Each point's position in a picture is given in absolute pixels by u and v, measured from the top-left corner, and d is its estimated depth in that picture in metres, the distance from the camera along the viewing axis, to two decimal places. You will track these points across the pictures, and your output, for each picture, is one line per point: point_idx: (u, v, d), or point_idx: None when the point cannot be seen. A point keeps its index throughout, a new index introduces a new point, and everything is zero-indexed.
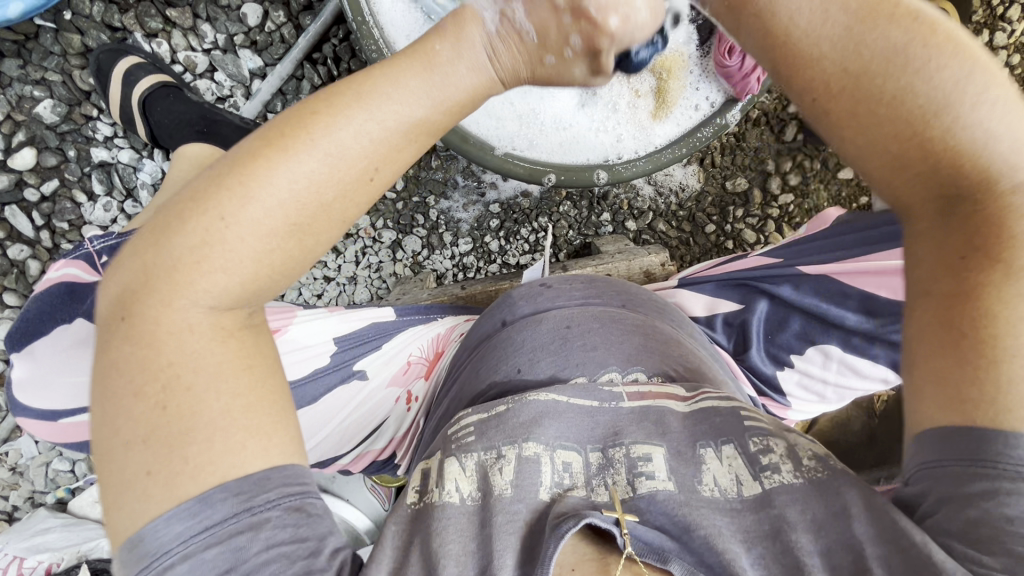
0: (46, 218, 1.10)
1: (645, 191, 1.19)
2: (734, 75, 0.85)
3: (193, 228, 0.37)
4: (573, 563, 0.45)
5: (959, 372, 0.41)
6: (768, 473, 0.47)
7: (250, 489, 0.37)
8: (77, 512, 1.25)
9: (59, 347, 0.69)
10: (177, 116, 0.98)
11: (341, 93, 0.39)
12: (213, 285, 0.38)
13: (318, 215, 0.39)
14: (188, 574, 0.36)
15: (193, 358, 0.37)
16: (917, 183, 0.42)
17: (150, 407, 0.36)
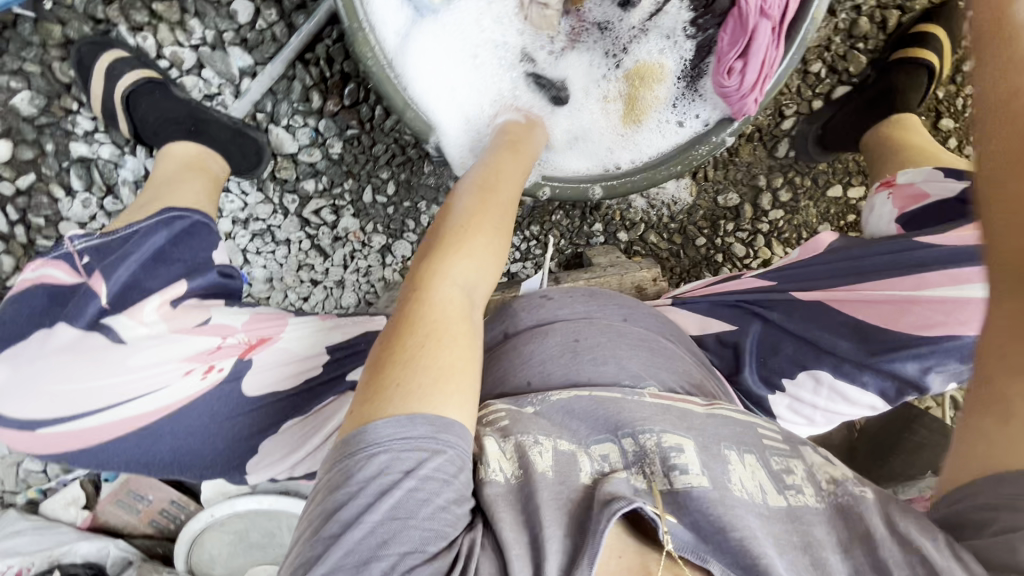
0: (22, 212, 1.07)
1: (638, 203, 1.19)
2: (732, 95, 0.85)
3: (450, 241, 0.60)
4: (620, 551, 0.49)
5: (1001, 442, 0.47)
6: (791, 492, 0.53)
7: (441, 424, 0.48)
8: (48, 514, 1.22)
9: (41, 352, 0.66)
10: (164, 115, 0.96)
11: (496, 172, 0.73)
12: (464, 266, 0.58)
13: (501, 228, 0.65)
14: (384, 466, 0.46)
15: (446, 318, 0.54)
16: (1008, 291, 0.48)
17: (408, 346, 0.52)
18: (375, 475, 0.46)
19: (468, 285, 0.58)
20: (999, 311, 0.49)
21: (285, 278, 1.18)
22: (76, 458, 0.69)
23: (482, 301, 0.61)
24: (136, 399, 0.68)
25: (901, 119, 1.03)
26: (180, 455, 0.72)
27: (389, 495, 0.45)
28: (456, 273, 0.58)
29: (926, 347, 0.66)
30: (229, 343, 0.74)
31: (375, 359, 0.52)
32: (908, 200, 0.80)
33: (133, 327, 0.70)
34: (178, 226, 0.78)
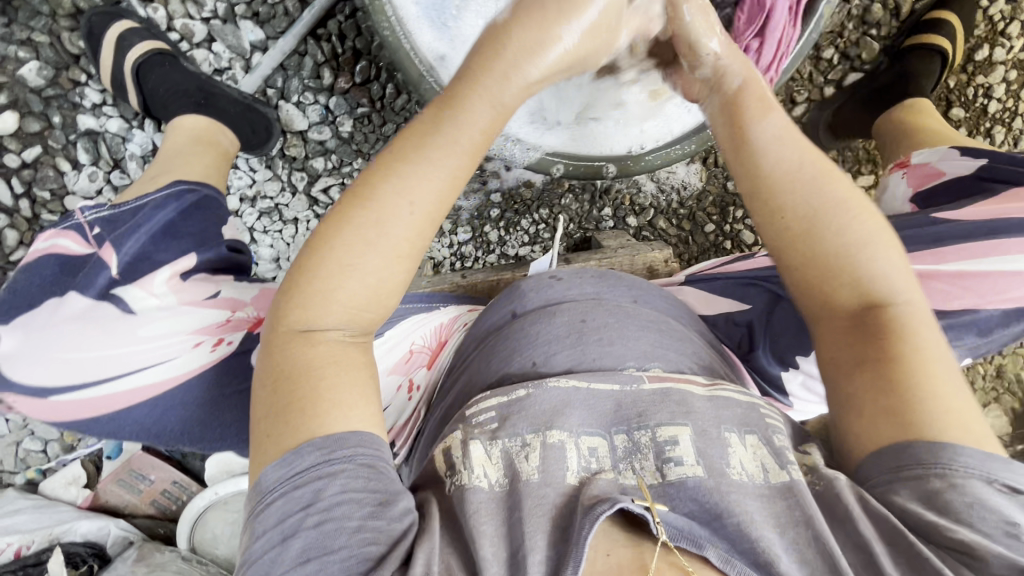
0: (27, 185, 1.06)
1: (647, 188, 1.19)
2: None
3: (308, 279, 0.53)
4: (608, 548, 0.48)
5: (899, 409, 0.52)
6: (791, 467, 0.54)
7: (333, 445, 0.49)
8: (49, 493, 1.20)
9: (52, 319, 0.66)
10: (175, 87, 0.95)
11: (385, 169, 0.53)
12: (328, 310, 0.52)
13: (387, 257, 0.53)
14: (283, 510, 0.48)
15: (313, 361, 0.51)
16: (840, 291, 0.57)
17: (273, 392, 0.51)
18: (279, 515, 0.48)
19: (344, 318, 0.53)
20: (832, 309, 0.58)
21: (292, 257, 1.17)
22: (87, 428, 0.69)
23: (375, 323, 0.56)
24: (145, 369, 0.67)
25: (915, 105, 1.02)
26: (191, 425, 0.71)
27: (295, 537, 0.47)
28: (324, 315, 0.52)
29: (945, 321, 0.66)
30: (239, 317, 0.73)
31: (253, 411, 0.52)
32: (924, 178, 0.80)
33: (143, 298, 0.69)
34: (188, 199, 0.78)
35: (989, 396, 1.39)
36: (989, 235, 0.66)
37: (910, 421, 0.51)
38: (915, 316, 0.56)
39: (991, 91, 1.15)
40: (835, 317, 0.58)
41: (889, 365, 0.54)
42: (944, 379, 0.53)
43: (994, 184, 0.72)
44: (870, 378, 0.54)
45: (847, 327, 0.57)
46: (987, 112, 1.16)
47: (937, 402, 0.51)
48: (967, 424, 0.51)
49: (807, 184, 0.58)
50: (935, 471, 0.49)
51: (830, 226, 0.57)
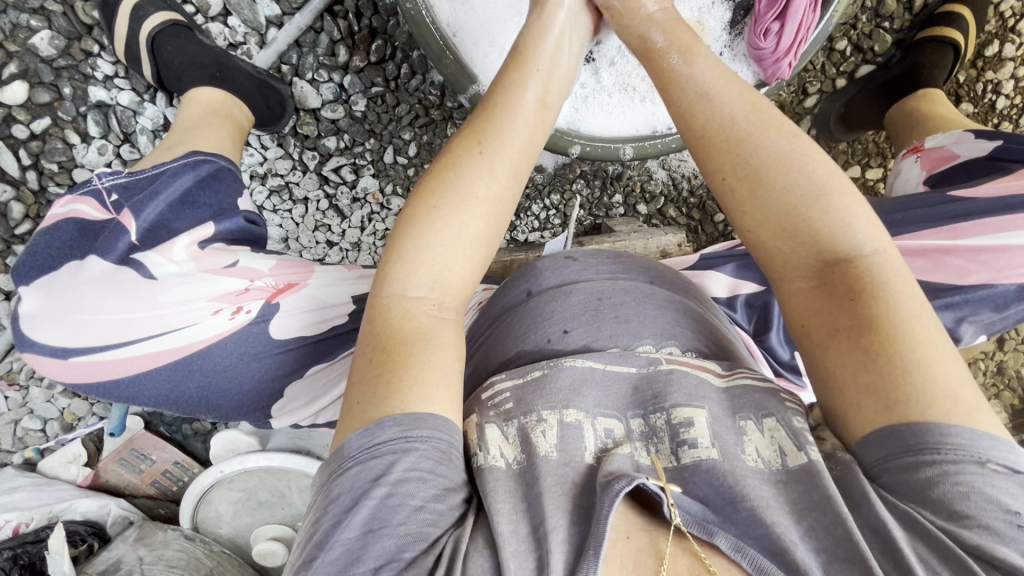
0: (35, 157, 1.04)
1: (659, 175, 1.19)
2: (766, 58, 0.85)
3: (416, 234, 0.57)
4: (628, 531, 0.49)
5: (879, 385, 0.50)
6: (810, 447, 0.52)
7: (411, 423, 0.50)
8: (47, 472, 1.18)
9: (74, 282, 0.65)
10: (189, 59, 0.93)
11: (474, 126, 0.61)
12: (442, 262, 0.57)
13: (499, 202, 0.59)
14: (355, 477, 0.49)
15: (417, 323, 0.55)
16: (799, 249, 0.56)
17: (370, 362, 0.53)
18: (351, 483, 0.49)
19: (432, 279, 0.56)
20: (798, 272, 0.57)
21: (300, 238, 1.16)
22: (101, 390, 0.68)
23: (465, 289, 0.59)
24: (167, 334, 0.67)
25: (927, 94, 1.04)
26: (208, 393, 0.70)
27: (362, 506, 0.48)
28: (416, 275, 0.56)
29: (962, 295, 0.66)
30: (257, 287, 0.72)
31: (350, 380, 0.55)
32: (937, 161, 0.81)
33: (164, 264, 0.68)
34: (204, 169, 0.76)
35: (989, 391, 1.40)
36: (1007, 210, 0.66)
37: (896, 401, 0.49)
38: (885, 265, 0.54)
39: (999, 87, 1.16)
40: (804, 278, 0.56)
41: (864, 331, 0.51)
42: (931, 345, 0.50)
43: (1009, 163, 0.72)
44: (848, 348, 0.52)
45: (819, 293, 0.55)
46: (995, 107, 1.17)
47: (923, 367, 0.49)
48: (959, 394, 0.48)
49: (754, 137, 0.58)
50: (926, 458, 0.47)
51: (779, 181, 0.56)
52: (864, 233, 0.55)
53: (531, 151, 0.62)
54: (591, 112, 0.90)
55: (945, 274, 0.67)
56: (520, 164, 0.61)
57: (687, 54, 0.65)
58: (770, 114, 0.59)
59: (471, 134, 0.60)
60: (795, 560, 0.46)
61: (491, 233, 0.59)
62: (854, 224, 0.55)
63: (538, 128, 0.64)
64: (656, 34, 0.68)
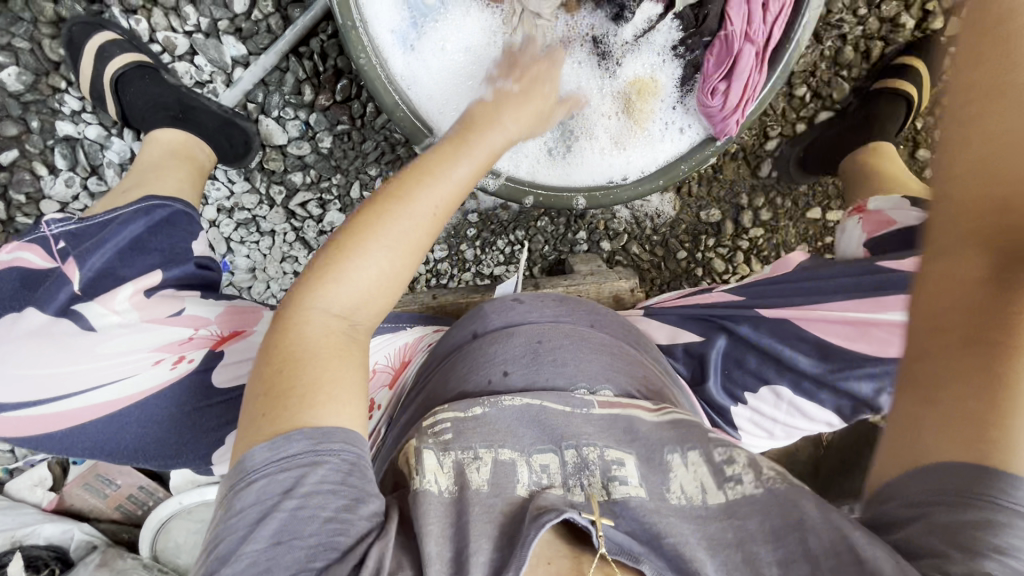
0: (3, 188, 1.06)
1: (622, 214, 1.21)
2: (715, 115, 0.87)
3: (348, 247, 0.58)
4: (549, 557, 0.51)
5: (988, 421, 0.43)
6: (732, 483, 0.54)
7: (321, 437, 0.50)
8: (14, 494, 1.20)
9: (11, 335, 0.66)
10: (153, 101, 0.95)
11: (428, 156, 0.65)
12: (364, 278, 0.58)
13: (429, 228, 0.61)
14: (262, 490, 0.48)
15: (327, 341, 0.55)
16: (980, 247, 0.46)
17: (272, 372, 0.54)
18: (256, 500, 0.48)
19: (351, 303, 0.58)
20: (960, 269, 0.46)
21: (268, 269, 1.18)
22: (39, 444, 0.69)
23: (379, 316, 0.61)
24: (102, 387, 0.68)
25: (876, 148, 1.05)
26: (145, 442, 0.72)
27: (270, 517, 0.47)
28: (334, 295, 0.57)
29: (882, 367, 0.69)
30: (202, 335, 0.74)
31: (253, 384, 0.55)
32: (878, 225, 0.82)
33: (105, 315, 0.70)
34: (158, 214, 0.78)
35: None
36: None
37: (992, 440, 0.42)
38: None
39: None
40: (961, 277, 0.46)
41: (1001, 362, 0.43)
42: None
43: None
44: (968, 376, 0.44)
45: (959, 313, 0.46)
46: None
47: None
48: None
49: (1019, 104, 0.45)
50: (976, 500, 0.42)
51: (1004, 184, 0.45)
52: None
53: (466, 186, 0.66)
54: (550, 166, 0.93)
55: (869, 344, 0.69)
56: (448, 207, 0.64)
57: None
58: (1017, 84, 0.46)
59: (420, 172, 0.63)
60: None
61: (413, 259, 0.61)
62: None
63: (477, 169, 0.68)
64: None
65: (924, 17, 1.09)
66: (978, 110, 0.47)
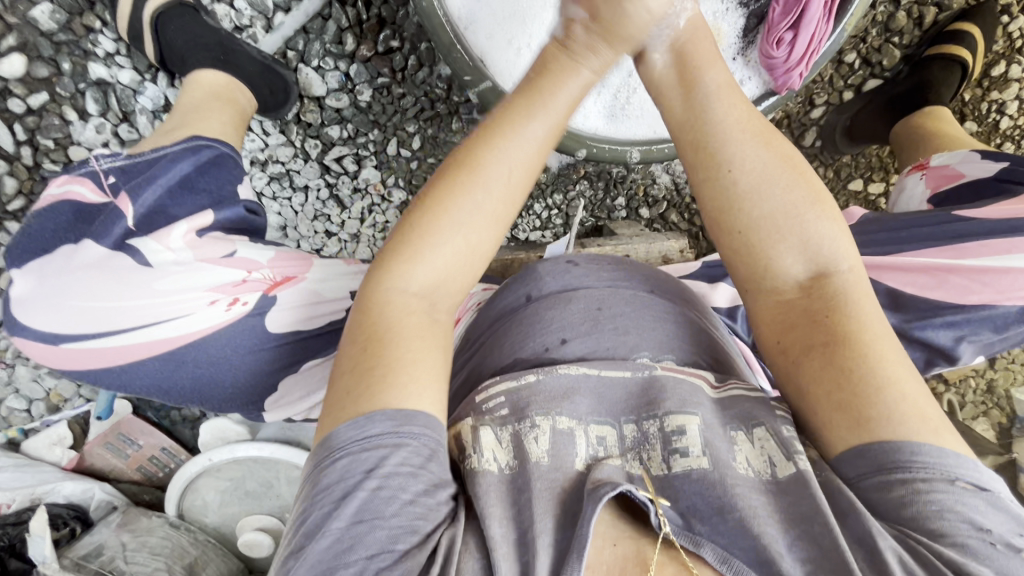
0: (31, 132, 1.02)
1: (662, 179, 1.19)
2: (778, 67, 0.85)
3: (432, 216, 0.54)
4: (614, 537, 0.49)
5: (849, 404, 0.51)
6: (801, 457, 0.52)
7: (402, 419, 0.48)
8: (31, 452, 1.16)
9: (68, 267, 0.63)
10: (193, 41, 0.91)
11: (526, 103, 0.57)
12: (450, 249, 0.54)
13: (515, 192, 0.56)
14: (345, 468, 0.47)
15: (413, 325, 0.52)
16: (787, 258, 0.56)
17: (359, 351, 0.51)
18: (340, 476, 0.47)
19: (432, 282, 0.54)
20: (779, 282, 0.57)
21: (299, 227, 1.15)
22: (99, 379, 0.67)
23: (459, 295, 0.57)
24: (161, 323, 0.66)
25: (934, 111, 1.04)
26: (200, 385, 0.70)
27: (353, 496, 0.46)
28: (413, 274, 0.53)
29: (963, 315, 0.66)
30: (255, 278, 0.71)
31: (338, 358, 0.52)
32: (942, 180, 0.81)
33: (160, 252, 0.67)
34: (205, 154, 0.75)
35: (978, 409, 1.42)
36: (1011, 232, 0.67)
37: (867, 419, 0.50)
38: (858, 285, 0.56)
39: (1004, 107, 1.16)
40: (779, 290, 0.57)
41: (836, 351, 0.53)
42: (897, 370, 0.51)
43: (1014, 186, 0.73)
44: (823, 363, 0.53)
45: (790, 307, 0.56)
46: (998, 127, 1.18)
47: (894, 393, 0.50)
48: (926, 412, 0.50)
49: (735, 136, 0.58)
50: (899, 477, 0.48)
51: (757, 188, 0.57)
52: (838, 254, 0.56)
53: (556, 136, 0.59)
54: (607, 112, 0.90)
55: (946, 292, 0.67)
56: (531, 178, 0.57)
57: (699, 64, 0.62)
58: (768, 128, 0.60)
59: (498, 133, 0.56)
60: (778, 567, 0.46)
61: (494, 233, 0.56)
62: (827, 239, 0.56)
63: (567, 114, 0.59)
64: (684, 34, 0.63)
65: None
66: (698, 157, 0.59)
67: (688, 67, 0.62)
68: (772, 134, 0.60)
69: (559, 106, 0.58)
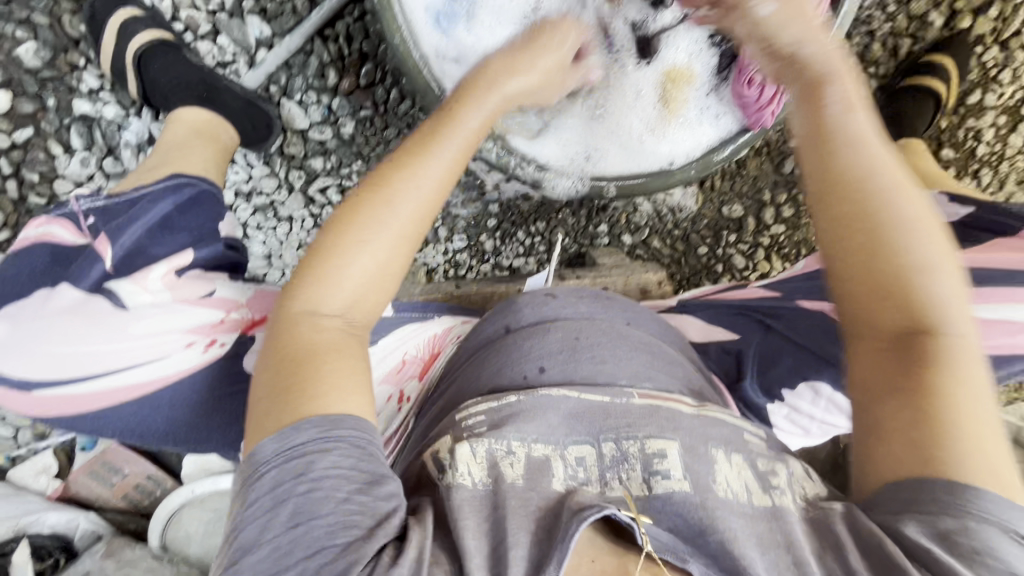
0: (16, 166, 1.03)
1: (644, 207, 1.20)
2: (750, 106, 0.86)
3: (340, 234, 0.56)
4: (592, 555, 0.47)
5: (926, 444, 0.50)
6: (777, 492, 0.54)
7: (329, 424, 0.49)
8: (17, 483, 1.16)
9: (42, 311, 0.65)
10: (177, 78, 0.93)
11: (429, 132, 0.61)
12: (363, 261, 0.56)
13: (428, 207, 0.59)
14: (274, 478, 0.47)
15: (325, 342, 0.54)
16: (893, 311, 0.56)
17: (279, 370, 0.52)
18: (271, 486, 0.47)
19: (347, 301, 0.56)
20: (872, 325, 0.57)
21: (284, 256, 1.15)
22: (73, 424, 0.68)
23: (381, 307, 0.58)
24: (135, 367, 0.67)
25: (909, 144, 1.05)
26: (179, 427, 0.70)
27: (287, 501, 0.46)
28: (326, 295, 0.55)
29: None
30: (234, 318, 0.73)
31: (258, 378, 0.53)
32: None
33: (137, 293, 0.68)
34: (186, 192, 0.78)
35: None
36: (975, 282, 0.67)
37: (936, 459, 0.49)
38: (968, 348, 0.54)
39: (980, 134, 1.18)
40: (870, 331, 0.57)
41: (923, 398, 0.52)
42: (977, 424, 0.51)
43: (980, 234, 0.74)
44: (901, 413, 0.52)
45: (890, 356, 0.55)
46: (975, 154, 1.19)
47: (973, 455, 0.49)
48: (1000, 474, 0.49)
49: (895, 194, 0.57)
50: (953, 512, 0.47)
51: (903, 241, 0.56)
52: (948, 307, 0.55)
53: (463, 157, 0.63)
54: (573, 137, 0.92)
55: None
56: (442, 193, 0.60)
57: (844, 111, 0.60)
58: (891, 182, 0.58)
59: (410, 164, 0.59)
60: None
61: (404, 249, 0.58)
62: (948, 303, 0.55)
63: (473, 140, 0.63)
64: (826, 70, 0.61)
65: (952, 16, 1.09)
66: (837, 200, 0.59)
67: (819, 104, 0.60)
68: (896, 182, 0.58)
69: (463, 132, 0.62)
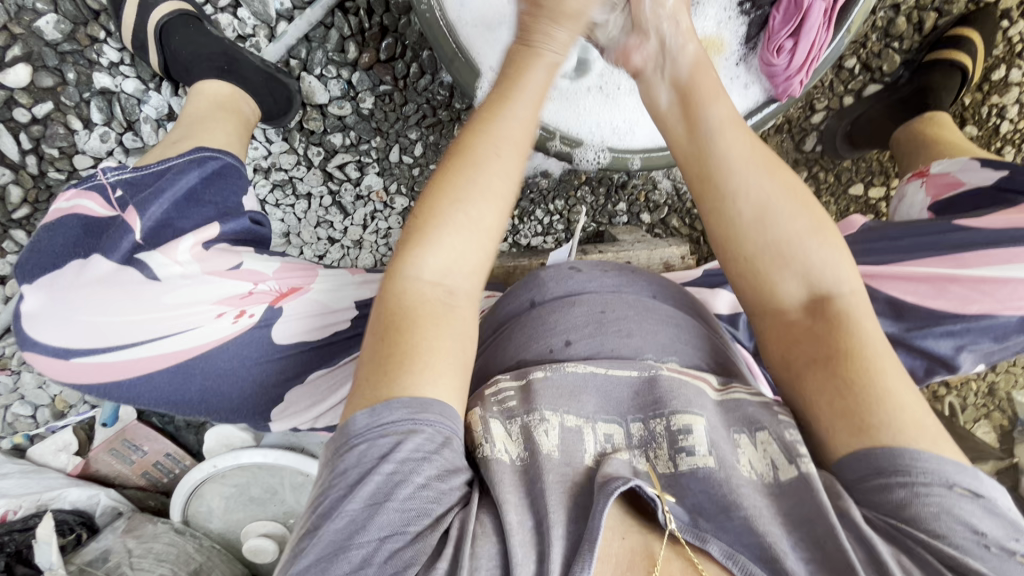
0: (35, 141, 1.03)
1: (663, 185, 1.19)
2: (778, 74, 0.85)
3: (440, 197, 0.55)
4: (623, 531, 0.47)
5: (854, 413, 0.51)
6: (803, 460, 0.50)
7: (416, 405, 0.48)
8: (37, 460, 1.16)
9: (77, 283, 0.64)
10: (198, 51, 0.92)
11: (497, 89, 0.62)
12: (463, 222, 0.55)
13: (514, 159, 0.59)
14: (362, 454, 0.46)
15: (433, 312, 0.52)
16: (787, 281, 0.57)
17: (380, 340, 0.51)
18: (359, 468, 0.46)
19: (447, 267, 0.54)
20: (776, 303, 0.58)
21: (302, 234, 1.16)
22: (108, 393, 0.68)
23: (478, 278, 0.56)
24: (168, 338, 0.67)
25: (933, 117, 1.04)
26: (209, 396, 0.71)
27: (368, 480, 0.45)
28: (428, 260, 0.53)
29: (964, 324, 0.67)
30: (262, 291, 0.72)
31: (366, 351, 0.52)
32: (942, 188, 0.83)
33: (168, 265, 0.67)
34: (210, 166, 0.73)
35: (979, 412, 1.43)
36: (1012, 243, 0.67)
37: (870, 425, 0.50)
38: (862, 307, 0.56)
39: (1003, 111, 1.17)
40: (780, 309, 0.58)
41: (840, 363, 0.53)
42: (891, 379, 0.52)
43: (1014, 197, 0.73)
44: (827, 387, 0.53)
45: (796, 327, 0.57)
46: (998, 132, 1.19)
47: (898, 418, 0.49)
48: (925, 425, 0.50)
49: (739, 165, 0.59)
50: (898, 480, 0.47)
51: (763, 211, 0.58)
52: (843, 271, 0.57)
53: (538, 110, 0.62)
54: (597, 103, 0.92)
55: (949, 301, 0.67)
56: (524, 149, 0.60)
57: (703, 97, 0.63)
58: (774, 158, 0.61)
59: (483, 124, 0.59)
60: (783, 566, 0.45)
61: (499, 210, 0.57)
62: (837, 266, 0.57)
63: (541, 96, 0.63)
64: (685, 71, 0.66)
65: None
66: (704, 180, 0.61)
67: (692, 94, 0.65)
68: (778, 163, 0.61)
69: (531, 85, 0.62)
